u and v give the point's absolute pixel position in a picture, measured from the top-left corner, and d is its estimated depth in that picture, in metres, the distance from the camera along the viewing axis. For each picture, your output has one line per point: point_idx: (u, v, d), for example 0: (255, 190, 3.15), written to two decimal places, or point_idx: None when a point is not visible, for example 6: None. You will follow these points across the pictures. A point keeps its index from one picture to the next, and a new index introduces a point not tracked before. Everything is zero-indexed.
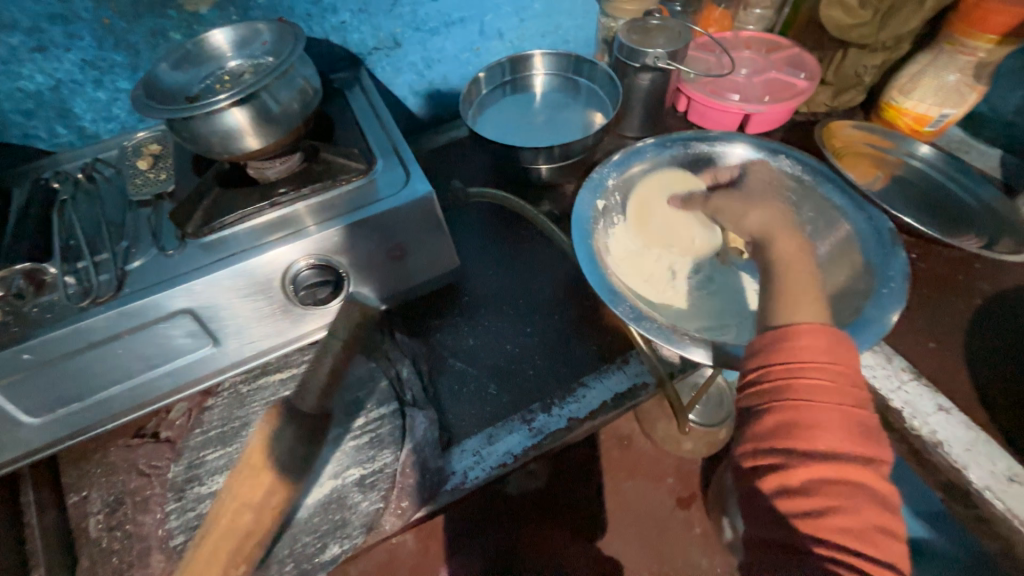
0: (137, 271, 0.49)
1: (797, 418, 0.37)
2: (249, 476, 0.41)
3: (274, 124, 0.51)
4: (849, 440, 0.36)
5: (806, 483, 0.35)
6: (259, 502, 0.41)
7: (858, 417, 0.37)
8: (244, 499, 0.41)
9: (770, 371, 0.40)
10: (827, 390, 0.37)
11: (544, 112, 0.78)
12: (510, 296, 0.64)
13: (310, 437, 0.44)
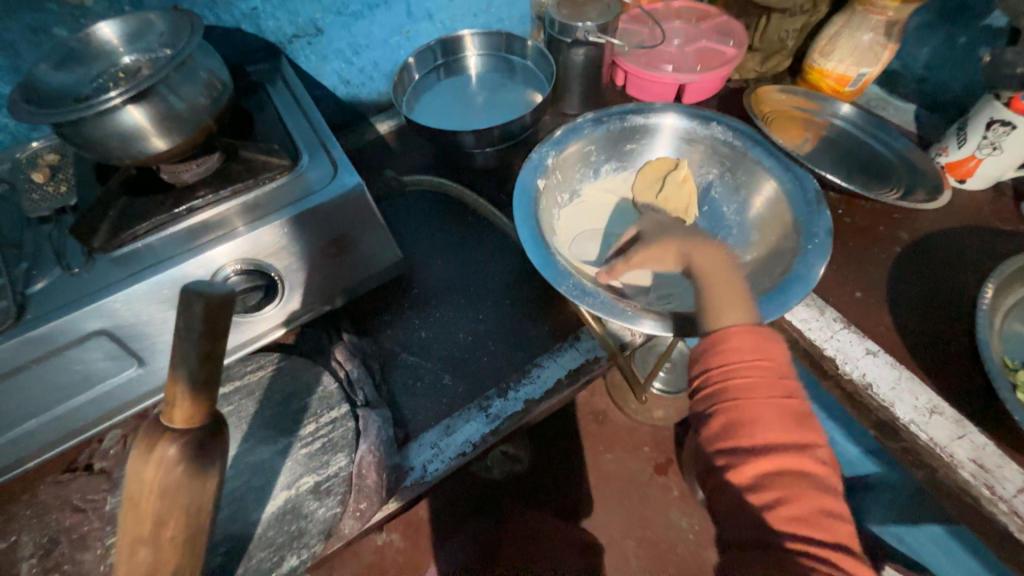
0: (41, 294, 0.45)
1: (738, 417, 0.41)
2: (132, 512, 0.33)
3: (179, 122, 0.47)
4: (783, 429, 0.40)
5: (759, 479, 0.39)
6: (151, 536, 0.33)
7: (792, 409, 0.41)
8: (133, 533, 0.33)
9: (710, 374, 0.44)
10: (759, 387, 0.42)
11: (482, 93, 0.76)
12: (460, 285, 0.63)
13: (202, 459, 0.34)
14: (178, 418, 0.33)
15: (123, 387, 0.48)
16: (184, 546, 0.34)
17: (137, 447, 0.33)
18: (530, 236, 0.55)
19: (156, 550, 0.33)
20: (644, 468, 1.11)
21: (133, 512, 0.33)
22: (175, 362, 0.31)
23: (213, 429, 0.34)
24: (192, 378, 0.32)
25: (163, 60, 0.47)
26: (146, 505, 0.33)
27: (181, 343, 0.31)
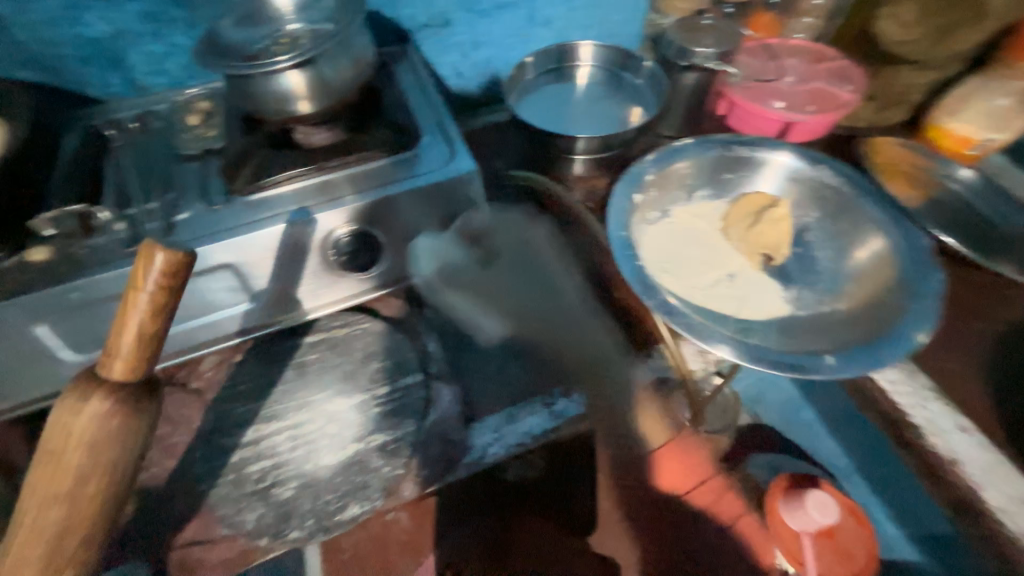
0: (184, 221, 0.50)
1: None
2: (47, 465, 0.35)
3: (327, 90, 0.52)
4: None
5: None
6: (70, 491, 0.35)
7: None
8: (47, 489, 0.35)
9: None
10: None
11: (587, 102, 0.78)
12: (538, 282, 0.65)
13: (133, 412, 0.37)
14: (117, 367, 0.36)
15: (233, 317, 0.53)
16: (104, 502, 0.37)
17: (68, 399, 0.36)
18: (621, 247, 0.56)
19: (74, 504, 0.36)
20: None
21: (48, 466, 0.36)
22: (129, 313, 0.35)
23: (145, 387, 0.38)
24: (143, 329, 0.35)
25: (325, 33, 0.51)
26: (48, 453, 0.35)
27: (134, 293, 0.34)
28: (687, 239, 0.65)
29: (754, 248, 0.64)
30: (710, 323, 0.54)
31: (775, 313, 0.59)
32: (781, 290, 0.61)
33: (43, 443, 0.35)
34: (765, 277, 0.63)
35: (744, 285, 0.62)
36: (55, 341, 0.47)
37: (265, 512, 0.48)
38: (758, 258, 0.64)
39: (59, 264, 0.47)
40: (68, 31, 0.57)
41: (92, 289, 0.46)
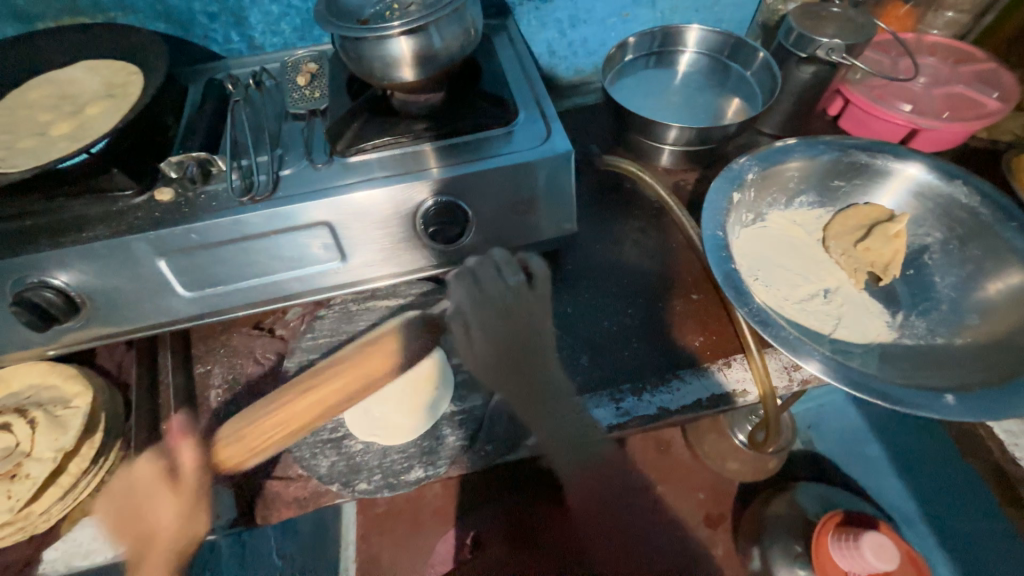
0: (289, 177, 0.53)
1: None
2: (344, 368, 0.56)
3: (432, 59, 0.52)
4: None
5: None
6: (344, 388, 0.55)
7: None
8: (334, 384, 0.54)
9: None
10: None
11: (684, 91, 0.74)
12: (614, 274, 0.63)
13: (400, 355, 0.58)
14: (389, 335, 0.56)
15: (323, 273, 0.55)
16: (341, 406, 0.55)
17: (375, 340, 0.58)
18: (714, 248, 0.54)
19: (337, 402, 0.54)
20: (693, 514, 1.06)
21: (348, 368, 0.56)
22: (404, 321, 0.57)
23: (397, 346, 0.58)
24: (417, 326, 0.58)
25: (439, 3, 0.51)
26: (367, 350, 0.57)
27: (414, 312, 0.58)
28: (780, 247, 0.61)
29: (859, 264, 0.58)
30: (805, 339, 0.50)
31: (876, 337, 0.54)
32: (887, 314, 0.56)
33: (359, 342, 0.58)
34: (869, 299, 0.57)
35: (845, 303, 0.56)
36: (173, 276, 0.51)
37: (337, 460, 0.52)
38: (863, 276, 0.58)
39: (181, 206, 0.50)
40: None
41: (208, 231, 0.49)
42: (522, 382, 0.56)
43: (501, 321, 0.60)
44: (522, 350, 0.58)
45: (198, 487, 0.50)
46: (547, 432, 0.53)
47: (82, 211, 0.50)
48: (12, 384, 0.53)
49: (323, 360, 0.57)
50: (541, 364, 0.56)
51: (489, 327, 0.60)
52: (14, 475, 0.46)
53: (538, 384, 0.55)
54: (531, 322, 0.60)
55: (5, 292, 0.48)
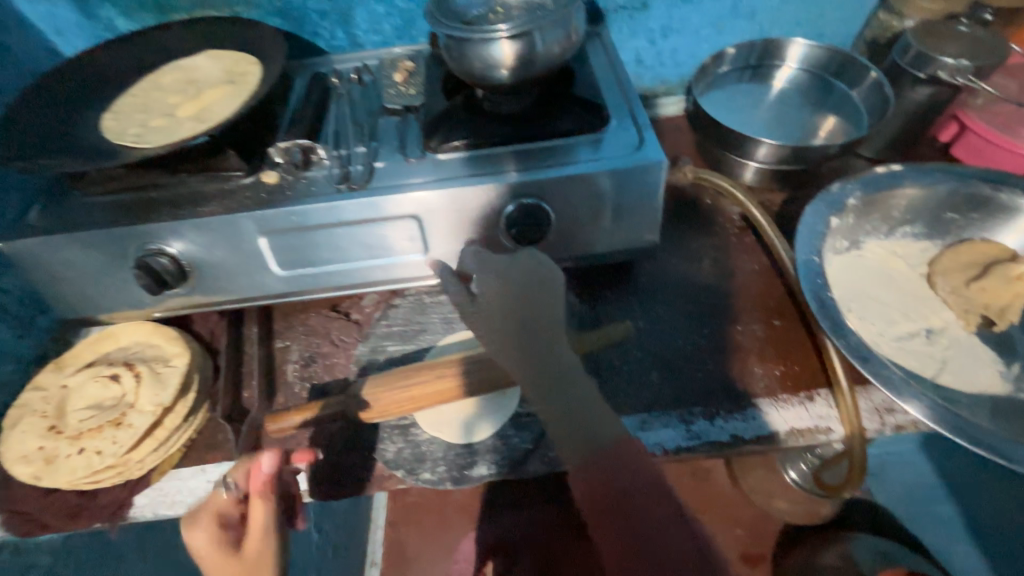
0: (381, 170, 0.55)
1: None
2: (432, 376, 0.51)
3: (530, 64, 0.53)
4: None
5: None
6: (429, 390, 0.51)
7: None
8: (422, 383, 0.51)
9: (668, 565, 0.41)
10: None
11: (778, 107, 0.71)
12: (689, 291, 0.61)
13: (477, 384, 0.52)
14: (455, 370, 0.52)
15: (404, 264, 0.57)
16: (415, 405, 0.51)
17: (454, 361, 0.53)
18: (809, 274, 0.51)
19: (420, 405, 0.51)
20: (731, 552, 1.00)
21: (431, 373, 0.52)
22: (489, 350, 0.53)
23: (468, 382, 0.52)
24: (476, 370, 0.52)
25: (546, 10, 0.52)
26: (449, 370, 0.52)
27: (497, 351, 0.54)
28: (878, 278, 0.57)
29: (971, 305, 0.54)
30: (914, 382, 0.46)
31: (988, 388, 0.49)
32: (1001, 362, 0.51)
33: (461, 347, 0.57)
34: (981, 345, 0.52)
35: (952, 347, 0.52)
36: (269, 254, 0.55)
37: (402, 447, 0.52)
38: (974, 319, 0.53)
39: (283, 188, 0.54)
40: None
41: (304, 213, 0.52)
42: (541, 386, 0.47)
43: (503, 297, 0.49)
44: (538, 337, 0.49)
45: (270, 530, 0.48)
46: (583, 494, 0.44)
47: (199, 186, 0.54)
48: (120, 339, 0.57)
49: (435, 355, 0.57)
50: (551, 354, 0.48)
51: (506, 312, 0.49)
52: (118, 424, 0.50)
53: (562, 395, 0.46)
54: (554, 291, 0.50)
55: (127, 255, 0.53)
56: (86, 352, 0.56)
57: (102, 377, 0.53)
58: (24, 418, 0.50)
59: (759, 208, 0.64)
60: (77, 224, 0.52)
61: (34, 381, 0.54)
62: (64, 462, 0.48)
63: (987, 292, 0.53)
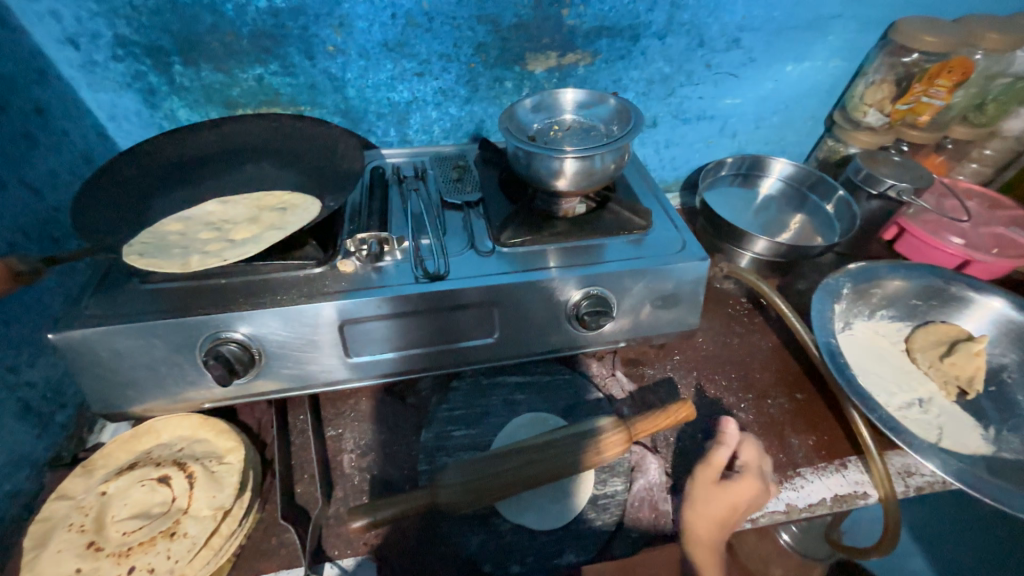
0: (457, 261, 0.59)
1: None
2: (496, 461, 0.52)
3: (587, 179, 0.60)
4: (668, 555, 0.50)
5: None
6: (496, 466, 0.51)
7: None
8: (495, 460, 0.52)
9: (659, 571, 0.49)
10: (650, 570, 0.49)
11: (761, 209, 0.85)
12: (722, 368, 0.68)
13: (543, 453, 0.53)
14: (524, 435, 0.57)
15: (474, 348, 0.60)
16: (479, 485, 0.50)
17: (523, 429, 0.58)
18: (830, 352, 0.62)
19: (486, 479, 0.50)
20: None
21: (497, 460, 0.52)
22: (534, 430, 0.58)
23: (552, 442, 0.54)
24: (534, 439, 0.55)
25: (600, 138, 0.61)
26: (522, 450, 0.53)
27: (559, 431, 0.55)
28: (870, 358, 0.67)
29: (947, 377, 0.65)
30: (921, 433, 0.59)
31: (976, 449, 0.58)
32: (980, 427, 0.61)
33: (526, 430, 0.58)
34: (962, 412, 0.62)
35: (942, 415, 0.62)
36: (344, 343, 0.56)
37: (486, 539, 0.50)
38: (953, 389, 0.64)
39: (359, 278, 0.56)
40: (380, 95, 0.70)
41: (417, 299, 0.54)
42: (531, 454, 0.52)
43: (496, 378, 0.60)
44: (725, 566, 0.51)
45: None
46: (747, 499, 0.51)
47: (274, 274, 0.55)
48: (161, 434, 0.53)
49: (501, 442, 0.57)
50: (532, 460, 0.52)
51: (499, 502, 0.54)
52: (171, 534, 0.45)
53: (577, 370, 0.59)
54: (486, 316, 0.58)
55: (195, 345, 0.51)
56: (119, 452, 0.52)
57: (149, 481, 0.48)
58: (55, 534, 0.45)
59: (777, 297, 0.73)
60: (138, 315, 0.50)
61: (58, 489, 0.49)
62: None
63: (948, 367, 0.65)
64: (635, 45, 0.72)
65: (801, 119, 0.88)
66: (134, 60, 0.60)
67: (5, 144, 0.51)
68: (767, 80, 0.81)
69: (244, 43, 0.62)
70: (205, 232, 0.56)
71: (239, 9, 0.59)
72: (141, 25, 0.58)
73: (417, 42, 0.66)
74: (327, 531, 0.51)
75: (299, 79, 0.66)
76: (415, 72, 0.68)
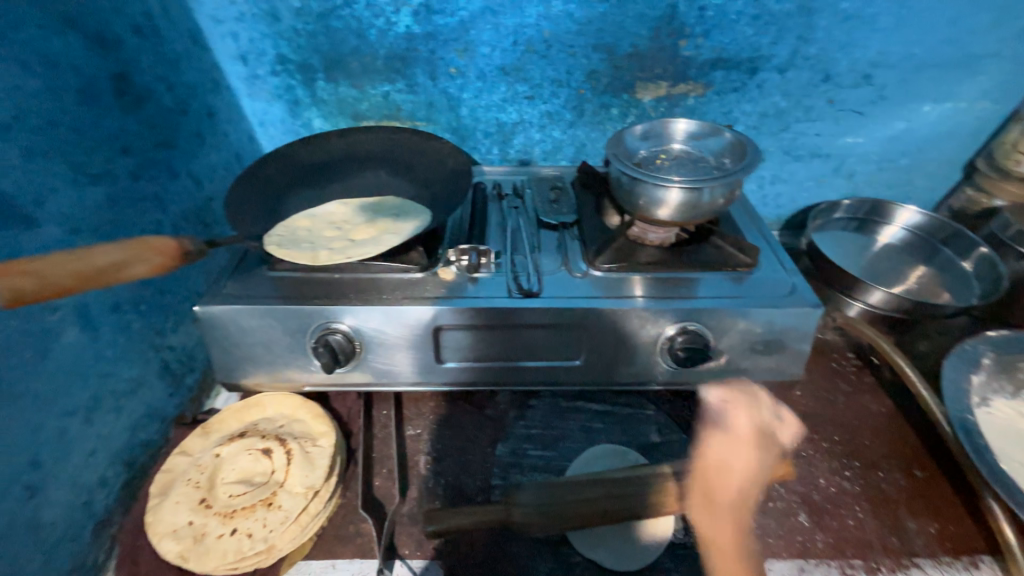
0: (551, 280, 0.60)
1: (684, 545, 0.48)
2: (575, 490, 0.50)
3: (693, 211, 0.58)
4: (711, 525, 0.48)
5: None
6: (575, 496, 0.50)
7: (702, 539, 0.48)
8: (574, 489, 0.50)
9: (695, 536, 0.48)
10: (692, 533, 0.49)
11: (878, 258, 0.78)
12: (824, 427, 0.61)
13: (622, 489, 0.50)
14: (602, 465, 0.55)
15: (559, 369, 0.59)
16: (557, 510, 0.49)
17: (598, 458, 0.56)
18: None
19: (562, 507, 0.49)
20: None
21: (576, 488, 0.50)
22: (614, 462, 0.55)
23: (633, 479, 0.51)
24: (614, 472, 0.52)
25: (711, 170, 0.59)
26: (603, 483, 0.50)
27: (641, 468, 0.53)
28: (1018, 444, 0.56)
29: None
30: None
31: None
32: None
33: (603, 459, 0.56)
34: None
35: None
36: (436, 346, 0.58)
37: (554, 568, 0.49)
38: None
39: (456, 287, 0.58)
40: (490, 115, 0.73)
41: (492, 311, 0.55)
42: (609, 488, 0.50)
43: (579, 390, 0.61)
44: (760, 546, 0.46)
45: None
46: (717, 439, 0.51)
47: (381, 274, 0.59)
48: (267, 409, 0.58)
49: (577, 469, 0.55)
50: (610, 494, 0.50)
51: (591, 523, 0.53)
52: (268, 505, 0.49)
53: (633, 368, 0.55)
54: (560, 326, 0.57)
55: (307, 332, 0.56)
56: (232, 420, 0.57)
57: (255, 451, 0.53)
58: (176, 486, 0.50)
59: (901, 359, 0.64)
60: (266, 298, 0.56)
61: (181, 445, 0.55)
62: (214, 542, 0.46)
63: None
64: (752, 78, 0.70)
65: (934, 164, 0.80)
66: (288, 75, 0.69)
67: (182, 140, 0.60)
68: (898, 119, 0.74)
69: (379, 63, 0.68)
70: (328, 229, 0.62)
71: (380, 33, 0.65)
72: (299, 46, 0.66)
73: (533, 67, 0.69)
74: (399, 529, 0.52)
75: (420, 97, 0.71)
76: (526, 96, 0.71)
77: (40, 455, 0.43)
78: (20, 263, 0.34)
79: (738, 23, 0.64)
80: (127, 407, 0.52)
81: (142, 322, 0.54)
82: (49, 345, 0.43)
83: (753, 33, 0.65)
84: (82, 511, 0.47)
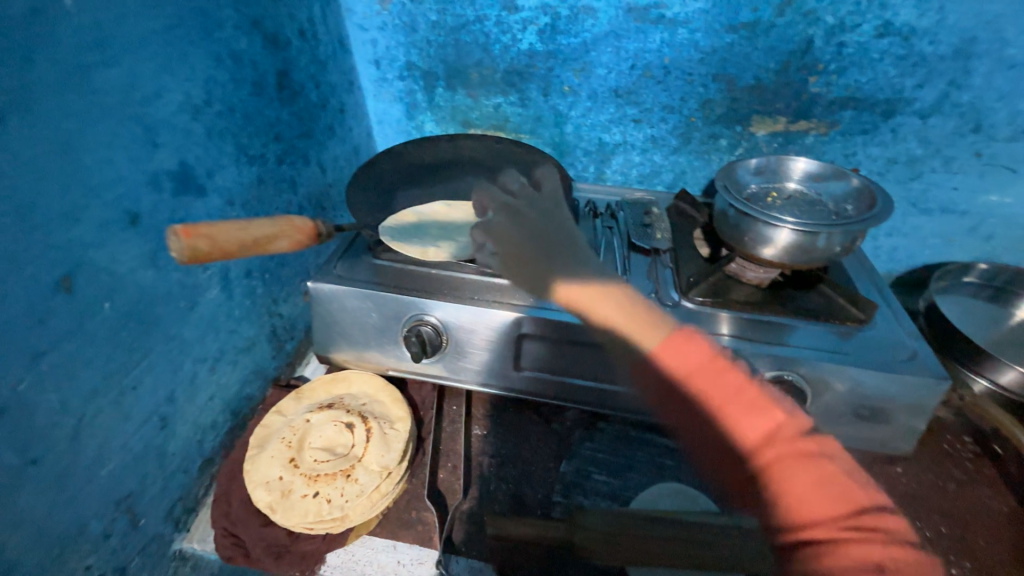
0: None
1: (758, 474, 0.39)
2: (642, 525, 0.49)
3: (804, 256, 0.55)
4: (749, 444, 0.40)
5: None
6: (642, 532, 0.49)
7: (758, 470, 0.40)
8: (640, 524, 0.49)
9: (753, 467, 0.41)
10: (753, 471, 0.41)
11: (1012, 334, 0.69)
12: (928, 514, 0.55)
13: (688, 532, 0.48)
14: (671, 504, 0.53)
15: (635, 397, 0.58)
16: (621, 539, 0.49)
17: (669, 495, 0.54)
18: None
19: (625, 539, 0.49)
20: None
21: (642, 524, 0.49)
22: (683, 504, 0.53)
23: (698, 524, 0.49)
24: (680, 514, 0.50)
25: (831, 216, 0.55)
26: (670, 524, 0.49)
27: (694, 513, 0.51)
28: None
29: None
30: None
31: None
32: None
33: (672, 499, 0.53)
34: None
35: None
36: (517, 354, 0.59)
37: None
38: None
39: (544, 299, 0.59)
40: (594, 134, 0.74)
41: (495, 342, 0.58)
42: (672, 529, 0.48)
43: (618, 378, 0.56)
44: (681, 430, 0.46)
45: None
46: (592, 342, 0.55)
47: (474, 275, 0.61)
48: (352, 385, 0.62)
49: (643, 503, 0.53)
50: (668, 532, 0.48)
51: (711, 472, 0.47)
52: (346, 475, 0.52)
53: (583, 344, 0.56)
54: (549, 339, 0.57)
55: (400, 320, 0.59)
56: (321, 390, 0.62)
57: (340, 423, 0.57)
58: (271, 441, 0.55)
59: None
60: (369, 283, 0.60)
61: (277, 405, 0.60)
62: (298, 500, 0.50)
63: None
64: (886, 121, 0.65)
65: None
66: (413, 81, 0.74)
67: (318, 132, 0.67)
68: None
69: (497, 76, 0.71)
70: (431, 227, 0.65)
71: (503, 49, 0.69)
72: (428, 55, 0.71)
73: (646, 91, 0.69)
74: (457, 525, 0.53)
75: (529, 111, 0.74)
76: (634, 119, 0.71)
77: (175, 393, 0.49)
78: (198, 226, 0.38)
79: (881, 62, 0.60)
80: (241, 362, 0.58)
81: (264, 288, 0.60)
82: (197, 297, 0.50)
83: (895, 74, 0.61)
84: (195, 447, 0.53)
